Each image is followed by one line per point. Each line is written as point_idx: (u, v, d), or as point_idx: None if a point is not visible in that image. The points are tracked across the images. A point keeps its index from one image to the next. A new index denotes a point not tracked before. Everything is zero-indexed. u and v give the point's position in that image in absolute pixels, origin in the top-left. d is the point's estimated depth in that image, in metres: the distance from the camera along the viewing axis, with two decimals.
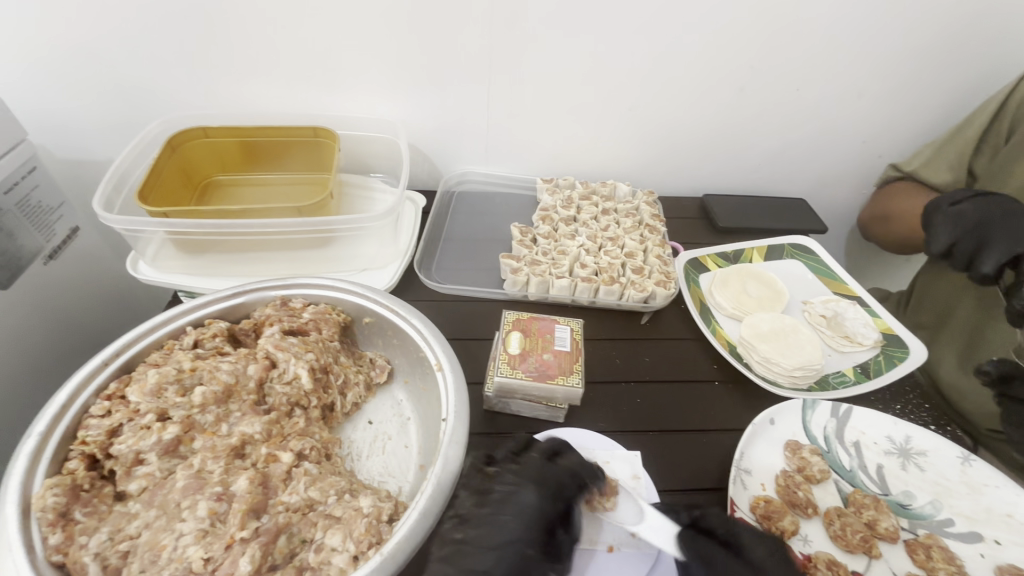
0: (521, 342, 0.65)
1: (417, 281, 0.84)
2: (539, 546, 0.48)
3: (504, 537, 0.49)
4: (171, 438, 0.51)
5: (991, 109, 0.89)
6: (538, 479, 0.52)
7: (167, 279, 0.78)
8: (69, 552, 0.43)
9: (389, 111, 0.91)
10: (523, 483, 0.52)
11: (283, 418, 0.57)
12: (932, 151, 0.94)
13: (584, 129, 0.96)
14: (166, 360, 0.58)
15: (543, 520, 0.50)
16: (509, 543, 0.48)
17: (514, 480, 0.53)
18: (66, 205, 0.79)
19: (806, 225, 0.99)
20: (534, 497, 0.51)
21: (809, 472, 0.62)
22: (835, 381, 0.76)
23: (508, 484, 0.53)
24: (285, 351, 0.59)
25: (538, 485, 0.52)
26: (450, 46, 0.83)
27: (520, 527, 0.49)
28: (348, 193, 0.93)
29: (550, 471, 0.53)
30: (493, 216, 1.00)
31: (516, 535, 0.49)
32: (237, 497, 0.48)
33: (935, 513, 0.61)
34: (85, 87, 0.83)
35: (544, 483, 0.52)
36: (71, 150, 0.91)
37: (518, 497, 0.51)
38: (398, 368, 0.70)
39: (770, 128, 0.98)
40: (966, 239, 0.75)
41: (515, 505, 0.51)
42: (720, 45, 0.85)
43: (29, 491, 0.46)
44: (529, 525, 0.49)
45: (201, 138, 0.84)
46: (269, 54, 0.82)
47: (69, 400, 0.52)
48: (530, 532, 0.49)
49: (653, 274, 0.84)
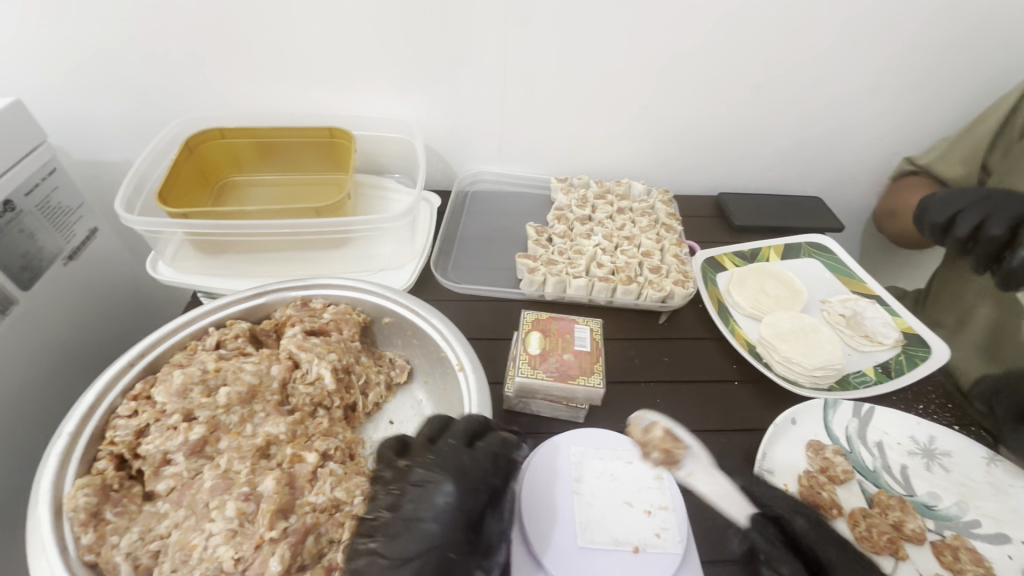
0: (541, 342, 0.65)
1: (434, 281, 0.84)
2: (459, 546, 0.45)
3: (427, 544, 0.44)
4: (197, 438, 0.51)
5: (1008, 104, 0.88)
6: (458, 470, 0.48)
7: (185, 279, 0.78)
8: (101, 551, 0.44)
9: (403, 111, 0.91)
10: (443, 478, 0.47)
11: (307, 418, 0.57)
12: (948, 143, 0.95)
13: (597, 127, 0.96)
14: (190, 360, 0.58)
15: (464, 519, 0.46)
16: (433, 548, 0.44)
17: (431, 471, 0.48)
18: (84, 207, 0.79)
19: (823, 223, 0.99)
20: (455, 494, 0.47)
21: (833, 472, 0.62)
22: (856, 380, 0.75)
23: (421, 478, 0.48)
24: (308, 351, 0.59)
25: (457, 478, 0.48)
26: (463, 45, 0.82)
27: (440, 530, 0.45)
28: (363, 193, 0.93)
29: (471, 461, 0.49)
30: (508, 215, 1.00)
31: (441, 537, 0.45)
32: (264, 497, 0.48)
33: (961, 514, 0.60)
34: (101, 89, 0.83)
35: (465, 476, 0.48)
36: (88, 152, 0.92)
37: (438, 495, 0.47)
38: (418, 368, 0.70)
39: (785, 125, 0.97)
40: (968, 208, 0.74)
41: (432, 505, 0.46)
42: (734, 43, 0.84)
43: (60, 491, 0.46)
44: (451, 526, 0.45)
45: (218, 139, 0.85)
46: (283, 55, 0.82)
47: (96, 401, 0.53)
48: (450, 534, 0.45)
49: (670, 273, 0.83)
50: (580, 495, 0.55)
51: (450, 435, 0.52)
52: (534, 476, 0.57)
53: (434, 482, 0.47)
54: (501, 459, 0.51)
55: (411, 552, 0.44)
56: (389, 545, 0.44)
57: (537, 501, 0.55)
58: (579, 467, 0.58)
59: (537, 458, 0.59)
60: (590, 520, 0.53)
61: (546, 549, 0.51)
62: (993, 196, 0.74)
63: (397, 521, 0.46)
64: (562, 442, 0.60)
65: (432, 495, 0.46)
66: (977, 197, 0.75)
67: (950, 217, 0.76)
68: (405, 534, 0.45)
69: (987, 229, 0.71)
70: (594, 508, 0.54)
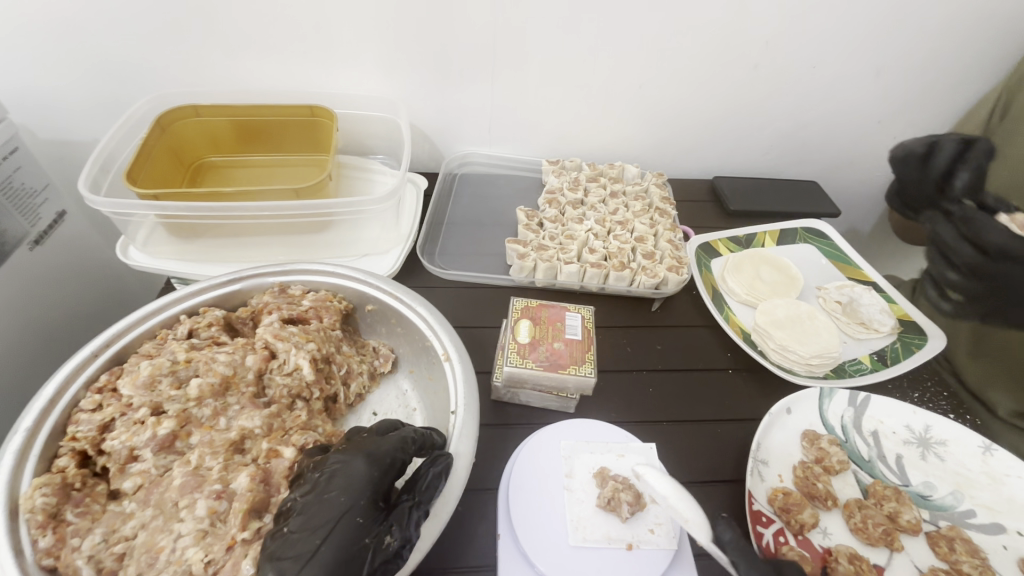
0: (531, 330, 0.62)
1: (421, 267, 0.81)
2: (372, 513, 0.41)
3: (336, 513, 0.40)
4: (167, 433, 0.48)
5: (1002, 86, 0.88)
6: (371, 448, 0.44)
7: (159, 264, 0.74)
8: (61, 555, 0.41)
9: (389, 90, 0.87)
10: (354, 454, 0.43)
11: (284, 411, 0.54)
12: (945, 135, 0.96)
13: (591, 108, 0.92)
14: (160, 350, 0.55)
15: (375, 489, 0.42)
16: (343, 515, 0.40)
17: (346, 450, 0.44)
18: (50, 187, 0.75)
19: (819, 208, 0.97)
20: (367, 465, 0.42)
21: (828, 463, 0.61)
22: (851, 368, 0.74)
23: (332, 460, 0.43)
24: (285, 341, 0.56)
25: (371, 453, 0.44)
26: (451, 22, 0.78)
27: (346, 496, 0.40)
28: (346, 175, 0.89)
29: (381, 441, 0.45)
30: (498, 199, 0.97)
31: (352, 502, 0.40)
32: (237, 495, 0.45)
33: (955, 504, 0.59)
34: (65, 62, 0.78)
35: (377, 452, 0.44)
36: (53, 129, 0.87)
37: (348, 470, 0.42)
38: (402, 357, 0.67)
39: (783, 107, 0.94)
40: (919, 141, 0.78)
41: (344, 477, 0.41)
42: (734, 20, 0.81)
43: (16, 491, 0.43)
44: (361, 492, 0.41)
45: (192, 117, 0.80)
46: (259, 25, 0.77)
47: (57, 394, 0.50)
48: (361, 499, 0.41)
49: (664, 259, 0.81)
50: (571, 491, 0.53)
51: (365, 430, 0.47)
52: (522, 470, 0.55)
53: (348, 456, 0.43)
54: (413, 446, 0.46)
55: (319, 523, 0.39)
56: (297, 521, 0.39)
57: (526, 496, 0.53)
58: (570, 461, 0.56)
59: (526, 452, 0.57)
60: (581, 516, 0.52)
61: (535, 546, 0.49)
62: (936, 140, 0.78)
63: (307, 499, 0.41)
64: (552, 435, 0.58)
65: (344, 470, 0.42)
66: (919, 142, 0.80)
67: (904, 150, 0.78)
68: (314, 508, 0.40)
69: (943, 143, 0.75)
70: (585, 505, 0.52)
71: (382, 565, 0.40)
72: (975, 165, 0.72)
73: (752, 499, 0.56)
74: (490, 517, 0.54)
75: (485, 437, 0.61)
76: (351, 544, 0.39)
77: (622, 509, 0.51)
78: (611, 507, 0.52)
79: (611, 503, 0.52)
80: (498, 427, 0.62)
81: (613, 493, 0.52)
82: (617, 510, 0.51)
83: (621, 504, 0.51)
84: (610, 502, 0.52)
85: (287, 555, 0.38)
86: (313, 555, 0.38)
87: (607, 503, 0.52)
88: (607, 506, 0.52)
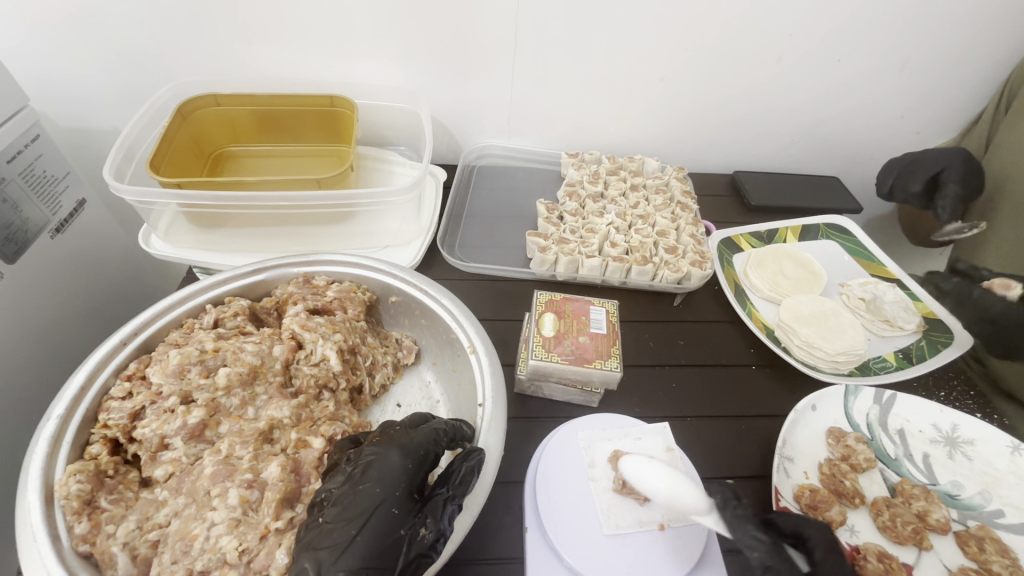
0: (555, 324, 0.62)
1: (440, 259, 0.81)
2: (407, 505, 0.41)
3: (370, 504, 0.39)
4: (196, 422, 0.49)
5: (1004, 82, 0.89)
6: (405, 440, 0.44)
7: (180, 253, 0.74)
8: (96, 542, 0.41)
9: (409, 81, 0.87)
10: (389, 447, 0.43)
11: (312, 401, 0.54)
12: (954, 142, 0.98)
13: (611, 100, 0.91)
14: (187, 339, 0.55)
15: (409, 482, 0.42)
16: (378, 507, 0.39)
17: (379, 442, 0.44)
18: (71, 176, 0.75)
19: (842, 204, 0.95)
20: (402, 458, 0.42)
21: (854, 461, 0.60)
22: (876, 366, 0.73)
23: (367, 452, 0.43)
24: (312, 331, 0.56)
25: (404, 444, 0.43)
26: (475, 13, 0.77)
27: (381, 488, 0.40)
28: (365, 166, 0.89)
29: (414, 434, 0.44)
30: (517, 191, 0.96)
31: (386, 493, 0.40)
32: (269, 485, 0.45)
33: (984, 504, 0.59)
34: (83, 50, 0.78)
35: (410, 444, 0.43)
36: (73, 117, 0.87)
37: (383, 462, 0.42)
38: (426, 349, 0.67)
39: (807, 101, 0.93)
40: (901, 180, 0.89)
41: (378, 468, 0.41)
42: (759, 12, 0.79)
43: (50, 478, 0.43)
44: (395, 484, 0.41)
45: (213, 106, 0.80)
46: (278, 14, 0.76)
47: (87, 381, 0.50)
48: (396, 492, 0.41)
49: (686, 253, 0.80)
50: (596, 481, 0.53)
51: (396, 422, 0.47)
52: (550, 463, 0.55)
53: (382, 449, 0.43)
54: (445, 438, 0.46)
55: (354, 514, 0.39)
56: (332, 512, 0.39)
57: (552, 491, 0.53)
58: (590, 450, 0.56)
59: (551, 446, 0.57)
60: (611, 503, 0.52)
61: (565, 541, 0.49)
62: (916, 158, 0.89)
63: (342, 489, 0.41)
64: (576, 428, 0.58)
65: (379, 461, 0.42)
66: (908, 163, 0.90)
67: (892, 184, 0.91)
68: (349, 499, 0.40)
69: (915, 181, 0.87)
70: (611, 493, 0.52)
71: (416, 558, 0.40)
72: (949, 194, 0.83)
73: (778, 497, 0.55)
74: (515, 512, 0.54)
75: (511, 430, 0.61)
76: (387, 535, 0.39)
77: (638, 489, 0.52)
78: (629, 489, 0.52)
79: (627, 486, 0.52)
80: (522, 421, 0.62)
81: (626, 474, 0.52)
82: (632, 493, 0.52)
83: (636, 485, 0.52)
84: (626, 484, 0.52)
85: (323, 545, 0.38)
86: (348, 546, 0.37)
87: (623, 486, 0.52)
88: (623, 489, 0.52)
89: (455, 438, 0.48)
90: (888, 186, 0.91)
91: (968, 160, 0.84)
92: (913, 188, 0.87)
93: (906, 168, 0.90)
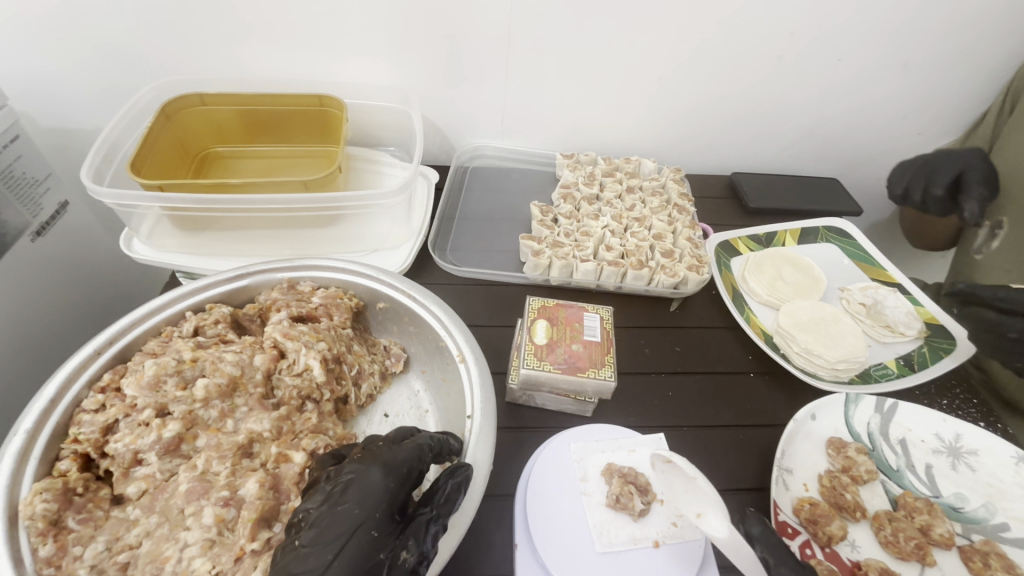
0: (548, 331, 0.60)
1: (431, 263, 0.79)
2: (388, 527, 0.39)
3: (349, 526, 0.38)
4: (172, 436, 0.47)
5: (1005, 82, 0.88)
6: (386, 457, 0.42)
7: (165, 258, 0.73)
8: (61, 565, 0.40)
9: (399, 80, 0.85)
10: (370, 464, 0.41)
11: (294, 413, 0.52)
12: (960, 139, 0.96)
13: (607, 100, 0.89)
14: (165, 349, 0.53)
15: (389, 501, 0.40)
16: (356, 529, 0.38)
17: (360, 460, 0.42)
18: (53, 177, 0.73)
19: (842, 206, 0.94)
20: (384, 476, 0.40)
21: (855, 473, 0.58)
22: (878, 373, 0.71)
23: (348, 470, 0.41)
24: (295, 340, 0.54)
25: (387, 461, 0.41)
26: (466, 11, 0.76)
27: (360, 509, 0.38)
28: (355, 167, 0.87)
29: (398, 450, 0.42)
30: (511, 193, 0.95)
31: (366, 514, 0.38)
32: (246, 503, 0.43)
33: (989, 517, 0.57)
34: (64, 48, 0.76)
35: (393, 462, 0.41)
36: (56, 117, 0.85)
37: (364, 481, 0.40)
38: (414, 357, 0.65)
39: (806, 101, 0.91)
40: (917, 178, 0.86)
41: (358, 487, 0.39)
42: (757, 12, 0.78)
43: (16, 496, 0.41)
44: (375, 505, 0.39)
45: (198, 106, 0.78)
46: (264, 11, 0.74)
47: (58, 394, 0.48)
48: (376, 513, 0.39)
49: (683, 257, 0.78)
50: (589, 495, 0.52)
51: (379, 437, 0.45)
52: (540, 477, 0.53)
53: (362, 466, 0.41)
54: (430, 454, 0.44)
55: (332, 537, 0.37)
56: (308, 535, 0.37)
57: (543, 506, 0.51)
58: (583, 464, 0.54)
59: (545, 457, 0.55)
60: (604, 519, 0.50)
61: (556, 559, 0.47)
62: (934, 158, 0.86)
63: (320, 510, 0.39)
64: (568, 439, 0.57)
65: (359, 480, 0.40)
66: (925, 162, 0.87)
67: (906, 185, 0.87)
68: (326, 521, 0.38)
69: (937, 181, 0.83)
70: (604, 507, 0.51)
71: None
72: (977, 193, 0.80)
73: (777, 511, 0.54)
74: (505, 526, 0.52)
75: (502, 441, 0.59)
76: (365, 560, 0.37)
77: (633, 505, 0.50)
78: (622, 504, 0.50)
79: (621, 501, 0.50)
80: (514, 431, 0.61)
81: (620, 489, 0.51)
82: (625, 507, 0.50)
83: (630, 501, 0.50)
84: (619, 500, 0.51)
85: (298, 571, 0.36)
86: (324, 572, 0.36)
87: (616, 501, 0.51)
88: (617, 505, 0.50)
89: (441, 452, 0.45)
90: (903, 185, 0.87)
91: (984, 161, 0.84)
92: (935, 192, 0.83)
93: (923, 166, 0.87)
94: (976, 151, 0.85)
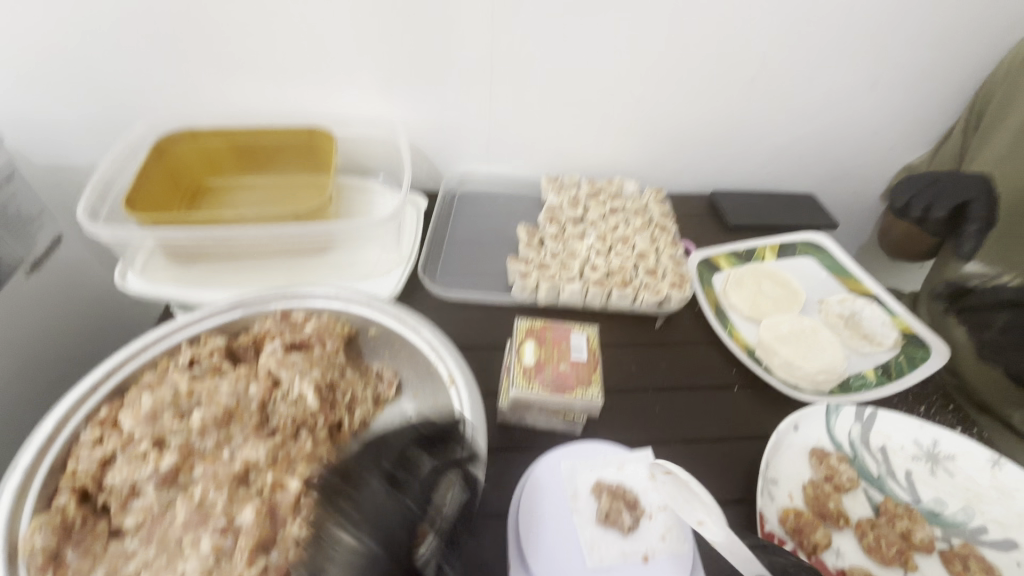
0: (536, 351, 0.62)
1: (422, 288, 0.81)
2: None
3: None
4: (168, 467, 0.48)
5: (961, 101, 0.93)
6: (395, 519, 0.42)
7: (155, 289, 0.72)
8: None
9: (387, 111, 0.88)
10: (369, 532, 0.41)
11: (290, 441, 0.52)
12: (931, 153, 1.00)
13: (588, 125, 0.93)
14: (161, 380, 0.54)
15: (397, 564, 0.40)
16: None
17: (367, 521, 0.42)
18: (45, 214, 0.78)
19: (817, 221, 0.97)
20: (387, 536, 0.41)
21: (837, 481, 0.60)
22: (857, 383, 0.74)
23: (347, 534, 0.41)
24: (289, 368, 0.56)
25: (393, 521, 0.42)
26: (448, 43, 0.79)
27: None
28: (345, 196, 0.89)
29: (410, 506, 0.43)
30: (498, 216, 0.97)
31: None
32: (243, 532, 0.44)
33: (967, 520, 0.59)
34: (61, 88, 0.78)
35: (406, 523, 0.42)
36: (49, 155, 0.86)
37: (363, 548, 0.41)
38: (407, 381, 0.63)
39: (778, 121, 0.95)
40: (919, 197, 0.90)
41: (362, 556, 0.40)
42: (723, 40, 0.82)
43: (16, 532, 0.43)
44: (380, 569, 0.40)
45: (189, 141, 0.80)
46: (256, 50, 0.78)
47: (57, 429, 0.49)
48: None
49: (666, 275, 0.81)
50: (579, 513, 0.53)
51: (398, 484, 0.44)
52: (532, 496, 0.54)
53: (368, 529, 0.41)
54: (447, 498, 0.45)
55: None
56: None
57: (535, 526, 0.52)
58: (572, 480, 0.55)
59: (534, 476, 0.56)
60: (594, 536, 0.51)
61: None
62: (939, 179, 0.90)
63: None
64: (558, 457, 0.58)
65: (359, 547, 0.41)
66: (928, 181, 0.91)
67: (908, 200, 0.91)
68: None
69: (941, 207, 0.88)
70: (594, 524, 0.52)
71: None
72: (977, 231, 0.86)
73: (763, 522, 0.56)
74: (499, 545, 0.53)
75: (493, 462, 0.60)
76: None
77: (622, 520, 0.52)
78: (611, 520, 0.52)
79: (610, 516, 0.52)
80: (504, 452, 0.62)
81: (610, 505, 0.53)
82: (616, 523, 0.52)
83: (620, 516, 0.52)
84: (609, 515, 0.52)
85: None
86: None
87: (606, 516, 0.52)
88: (607, 520, 0.52)
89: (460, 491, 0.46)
90: (904, 200, 0.91)
91: (991, 186, 0.87)
92: (936, 214, 0.88)
93: (927, 181, 0.91)
94: (981, 175, 0.88)
